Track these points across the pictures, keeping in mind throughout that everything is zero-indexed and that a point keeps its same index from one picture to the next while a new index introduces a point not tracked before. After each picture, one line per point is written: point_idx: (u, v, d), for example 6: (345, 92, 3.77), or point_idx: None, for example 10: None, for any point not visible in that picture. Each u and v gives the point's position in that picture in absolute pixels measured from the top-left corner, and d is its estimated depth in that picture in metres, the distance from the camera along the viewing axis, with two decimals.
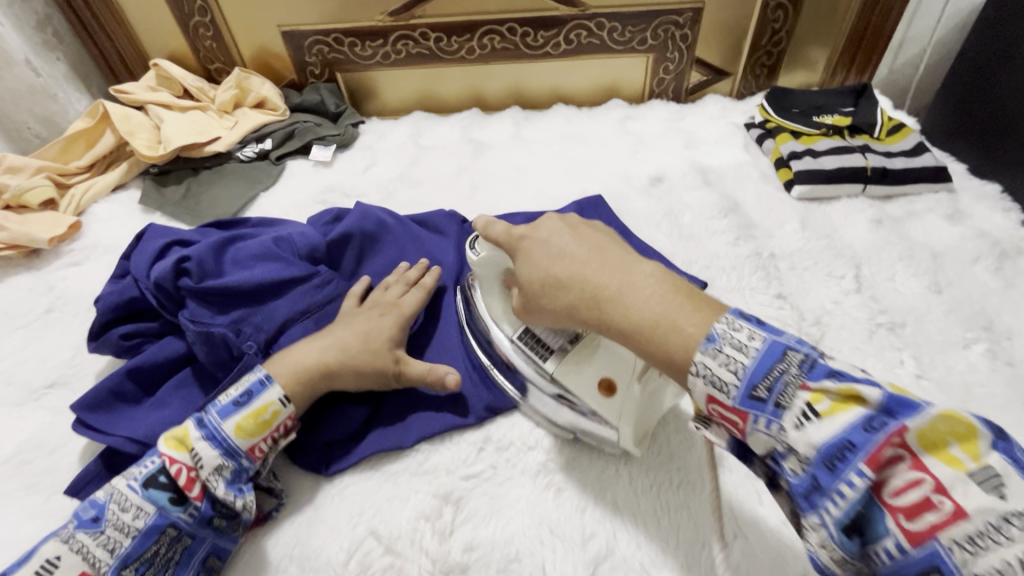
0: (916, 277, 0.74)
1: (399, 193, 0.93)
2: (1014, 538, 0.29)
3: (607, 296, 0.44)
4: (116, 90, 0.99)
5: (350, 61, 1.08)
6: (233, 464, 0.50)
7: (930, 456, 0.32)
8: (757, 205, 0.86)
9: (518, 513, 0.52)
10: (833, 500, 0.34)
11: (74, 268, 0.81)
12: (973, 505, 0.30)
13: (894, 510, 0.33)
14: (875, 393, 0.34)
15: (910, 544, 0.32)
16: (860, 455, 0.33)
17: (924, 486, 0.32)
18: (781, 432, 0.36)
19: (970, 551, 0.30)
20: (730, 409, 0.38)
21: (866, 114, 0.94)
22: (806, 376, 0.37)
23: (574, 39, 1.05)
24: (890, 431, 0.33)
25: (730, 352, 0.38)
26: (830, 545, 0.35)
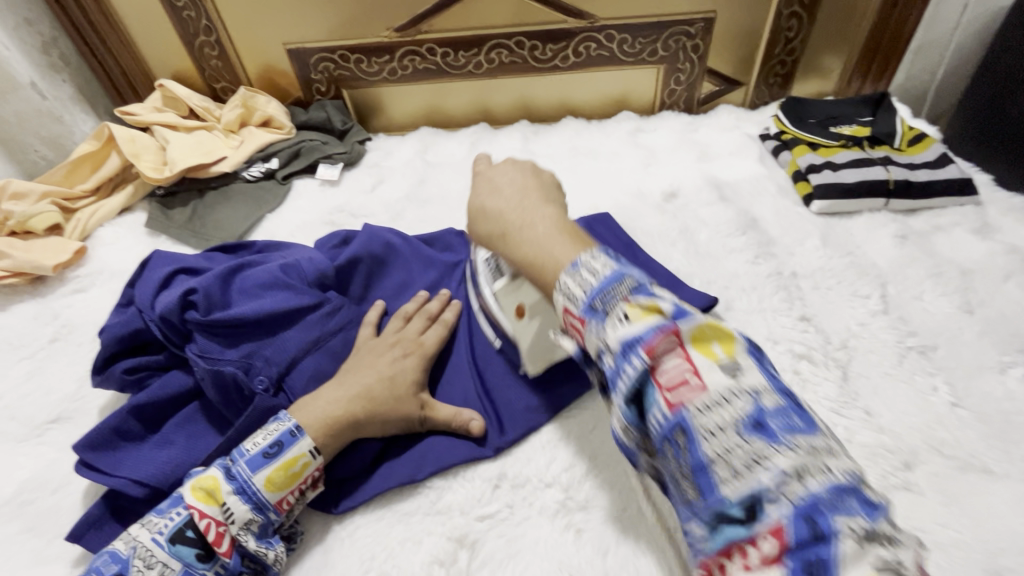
0: (946, 296, 0.71)
1: (408, 212, 0.91)
2: (741, 406, 0.33)
3: (512, 232, 0.49)
4: (122, 112, 0.98)
5: (356, 78, 1.06)
6: (261, 519, 0.49)
7: (701, 351, 0.36)
8: (775, 220, 0.84)
9: (536, 557, 0.50)
10: (623, 377, 0.36)
11: (79, 295, 0.80)
12: (717, 385, 0.34)
13: (774, 466, 0.32)
14: (670, 305, 0.37)
15: (670, 412, 0.34)
16: (644, 345, 0.36)
17: (690, 369, 0.35)
18: (605, 334, 0.38)
19: (712, 419, 0.33)
20: (576, 317, 0.40)
21: (886, 124, 0.91)
22: (632, 293, 0.39)
23: (583, 51, 1.03)
24: (672, 331, 0.36)
25: (585, 274, 0.41)
26: (626, 422, 0.37)
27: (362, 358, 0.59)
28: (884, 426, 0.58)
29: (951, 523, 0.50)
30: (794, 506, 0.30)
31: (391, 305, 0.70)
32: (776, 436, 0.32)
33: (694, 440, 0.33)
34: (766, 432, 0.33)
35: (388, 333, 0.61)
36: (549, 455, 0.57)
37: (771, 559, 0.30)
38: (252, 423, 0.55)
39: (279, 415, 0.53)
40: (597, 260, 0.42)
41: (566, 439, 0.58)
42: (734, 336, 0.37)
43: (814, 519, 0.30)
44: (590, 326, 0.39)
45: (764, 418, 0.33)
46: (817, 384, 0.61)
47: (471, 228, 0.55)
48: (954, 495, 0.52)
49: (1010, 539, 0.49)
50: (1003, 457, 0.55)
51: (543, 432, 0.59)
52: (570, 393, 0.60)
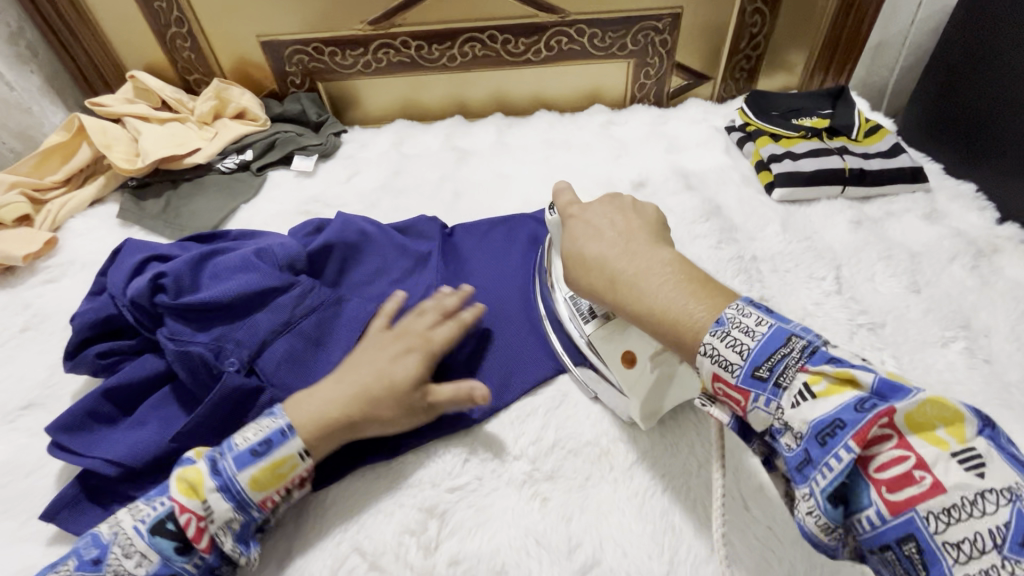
0: (895, 276, 0.75)
1: (383, 202, 0.92)
2: (1002, 515, 0.33)
3: (624, 280, 0.49)
4: (92, 103, 0.97)
5: (331, 70, 1.07)
6: (243, 517, 0.49)
7: (924, 438, 0.35)
8: (739, 208, 0.87)
9: (504, 525, 0.52)
10: (822, 473, 0.36)
11: (50, 285, 0.80)
12: (955, 486, 0.34)
13: (879, 485, 0.36)
14: (869, 376, 0.37)
15: (891, 515, 0.35)
16: (852, 433, 0.35)
17: (916, 463, 0.35)
18: (786, 412, 0.39)
19: (952, 529, 0.33)
20: (734, 390, 0.41)
21: (844, 115, 0.95)
22: (807, 360, 0.39)
23: (555, 45, 1.06)
24: (888, 410, 0.35)
25: (737, 333, 0.41)
26: (819, 517, 0.37)
27: (365, 351, 0.57)
28: None
29: None
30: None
31: (364, 289, 0.72)
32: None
33: (932, 554, 0.34)
34: None
35: (398, 326, 0.60)
36: (517, 430, 0.59)
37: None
38: (218, 406, 0.55)
39: (272, 410, 0.53)
40: (747, 315, 0.42)
41: (532, 415, 0.60)
42: (962, 416, 0.36)
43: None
44: (755, 396, 0.40)
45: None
46: None
47: (568, 276, 0.55)
48: None
49: None
50: None
51: (511, 408, 0.61)
52: (534, 373, 0.62)
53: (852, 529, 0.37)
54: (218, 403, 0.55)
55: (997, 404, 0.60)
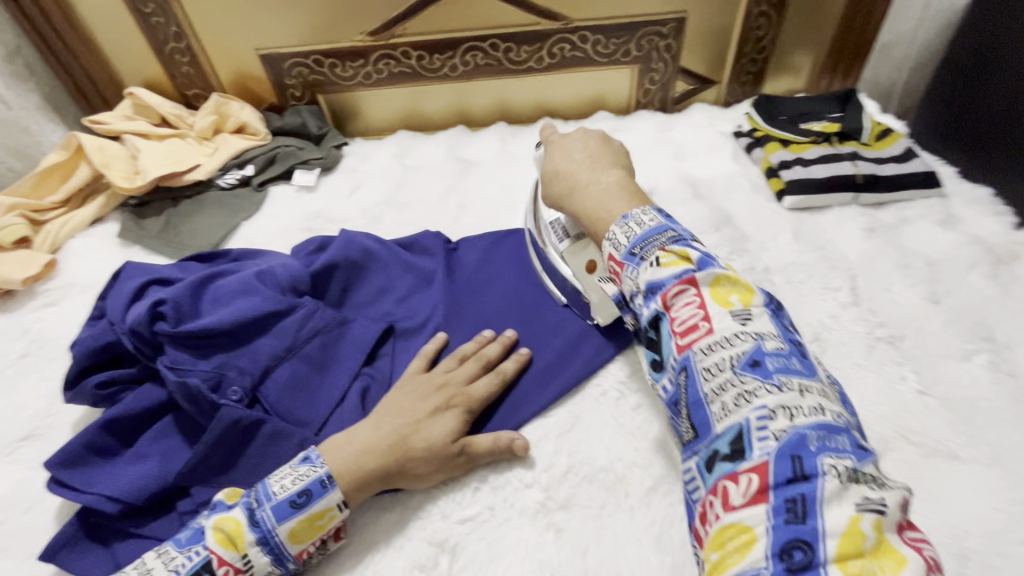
0: (913, 287, 0.73)
1: (386, 216, 0.91)
2: (743, 349, 0.44)
3: (578, 188, 0.63)
4: (90, 121, 0.96)
5: (331, 82, 1.06)
6: (279, 569, 0.48)
7: (716, 297, 0.47)
8: (749, 216, 0.85)
9: (517, 558, 0.50)
10: (642, 316, 0.49)
11: (49, 308, 0.79)
12: (724, 329, 0.45)
13: (677, 332, 0.46)
14: (697, 256, 0.48)
15: (679, 354, 0.46)
16: (661, 292, 0.48)
17: (701, 315, 0.46)
18: (638, 277, 0.50)
19: (712, 359, 0.44)
20: (616, 262, 0.52)
21: (854, 119, 0.93)
22: (668, 243, 0.50)
23: (557, 52, 1.04)
24: (692, 280, 0.47)
25: (632, 226, 0.53)
26: (646, 359, 0.50)
27: (403, 397, 0.56)
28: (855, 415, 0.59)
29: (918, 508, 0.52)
30: (780, 442, 0.39)
31: (367, 309, 0.70)
32: (769, 374, 0.43)
33: (694, 377, 0.45)
34: (758, 369, 0.43)
35: (438, 372, 0.59)
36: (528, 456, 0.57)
37: (756, 494, 0.38)
38: (220, 437, 0.54)
39: (310, 456, 0.51)
40: (647, 215, 0.54)
41: (544, 439, 0.58)
42: (752, 290, 0.47)
43: (798, 458, 0.38)
44: (626, 269, 0.51)
45: (761, 357, 0.43)
46: None
47: (543, 190, 0.68)
48: (922, 482, 0.54)
49: (975, 522, 0.51)
50: (968, 443, 0.57)
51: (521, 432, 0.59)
52: (548, 391, 0.61)
53: (697, 434, 0.44)
54: (223, 436, 0.54)
55: None
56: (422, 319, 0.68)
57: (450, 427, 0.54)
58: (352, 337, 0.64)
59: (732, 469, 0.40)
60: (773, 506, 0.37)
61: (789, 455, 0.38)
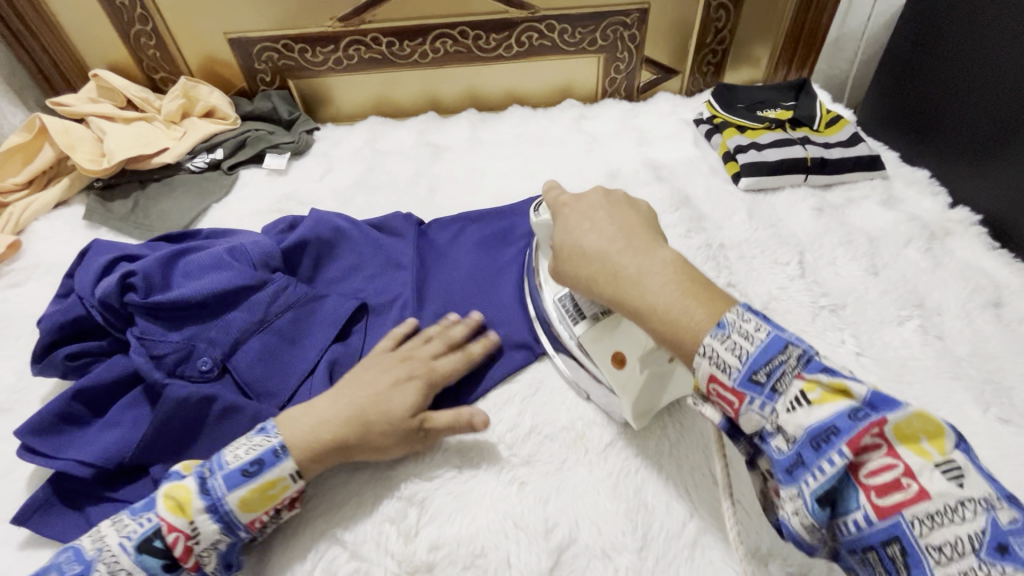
0: (855, 260, 0.78)
1: (357, 199, 0.92)
2: (978, 520, 0.33)
3: (625, 276, 0.49)
4: (53, 103, 0.95)
5: (302, 68, 1.07)
6: (230, 538, 0.49)
7: (910, 448, 0.36)
8: (707, 198, 0.89)
9: (483, 509, 0.53)
10: (811, 474, 0.38)
11: (14, 289, 0.78)
12: (941, 493, 0.34)
13: (869, 489, 0.36)
14: (862, 389, 0.39)
15: (879, 521, 0.36)
16: (845, 440, 0.37)
17: (902, 471, 0.36)
18: (775, 416, 0.40)
19: (940, 534, 0.34)
20: (728, 390, 0.42)
21: (806, 107, 0.99)
22: (801, 367, 0.41)
23: (526, 41, 1.07)
24: (877, 424, 0.37)
25: (738, 338, 0.42)
26: (805, 516, 0.38)
27: (364, 372, 0.58)
28: None
29: None
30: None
31: (338, 286, 0.72)
32: None
33: (917, 558, 0.34)
34: (1010, 555, 0.32)
35: (404, 348, 0.60)
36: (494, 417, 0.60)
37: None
38: (181, 403, 0.55)
39: (265, 428, 0.53)
40: (747, 320, 0.43)
41: (510, 402, 0.61)
42: (944, 429, 0.37)
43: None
44: (749, 400, 0.41)
45: (1007, 540, 0.33)
46: None
47: (566, 267, 0.55)
48: None
49: None
50: (898, 397, 0.62)
51: (487, 397, 0.62)
52: (506, 363, 0.63)
53: None
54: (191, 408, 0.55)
55: (949, 376, 0.63)
56: (393, 295, 0.70)
57: (411, 400, 0.55)
58: (322, 314, 0.65)
59: None
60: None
61: None
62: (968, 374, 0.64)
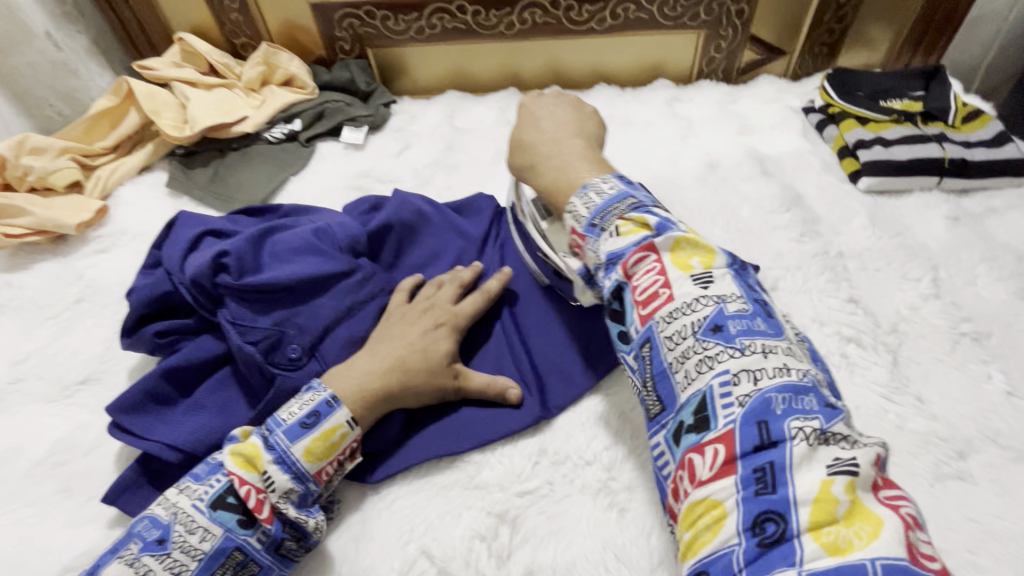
0: (1000, 281, 0.68)
1: (436, 178, 0.88)
2: (706, 310, 0.44)
3: (542, 164, 0.59)
4: (140, 67, 0.94)
5: (382, 36, 1.02)
6: (301, 489, 0.48)
7: (677, 261, 0.46)
8: (820, 197, 0.80)
9: (579, 535, 0.48)
10: (607, 283, 0.48)
11: (101, 255, 0.78)
12: (684, 295, 0.45)
13: (638, 301, 0.46)
14: (655, 221, 0.48)
15: (641, 327, 0.46)
16: (621, 261, 0.47)
17: (662, 280, 0.46)
18: (598, 247, 0.50)
19: (673, 328, 0.44)
20: (578, 235, 0.52)
21: (938, 99, 0.87)
22: (626, 211, 0.50)
23: (621, 13, 0.98)
24: (652, 246, 0.47)
25: (592, 196, 0.52)
26: (613, 336, 0.49)
27: (398, 327, 0.57)
28: (936, 413, 0.56)
29: (1005, 514, 0.49)
30: (745, 409, 0.39)
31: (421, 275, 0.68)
32: (732, 338, 0.42)
33: (657, 351, 0.44)
34: (722, 334, 0.42)
35: (421, 298, 0.60)
36: (589, 433, 0.55)
37: (725, 464, 0.38)
38: (273, 404, 0.55)
39: (313, 384, 0.52)
40: (605, 184, 0.53)
41: (606, 416, 0.56)
42: (714, 252, 0.48)
43: (763, 424, 0.38)
44: (589, 241, 0.51)
45: (724, 322, 0.43)
46: (866, 368, 0.59)
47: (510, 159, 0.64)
48: (1009, 485, 0.51)
49: None
50: None
51: (582, 407, 0.57)
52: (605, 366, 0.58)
53: (663, 405, 0.44)
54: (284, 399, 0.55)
55: None
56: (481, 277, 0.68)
57: (445, 347, 0.56)
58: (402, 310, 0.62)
59: (698, 442, 0.40)
60: (744, 477, 0.37)
61: (756, 421, 0.38)
62: None
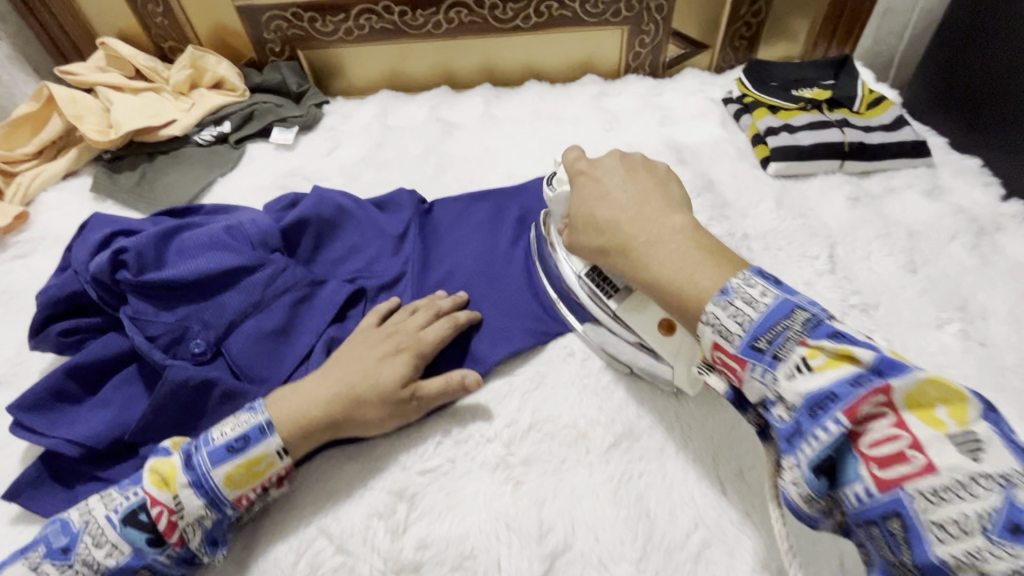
0: (892, 255, 0.72)
1: (364, 176, 0.89)
2: (989, 494, 0.30)
3: (636, 247, 0.47)
4: (62, 72, 0.94)
5: (312, 38, 1.03)
6: (216, 514, 0.47)
7: (920, 416, 0.33)
8: (732, 183, 0.83)
9: (475, 508, 0.50)
10: (808, 443, 0.35)
11: (20, 260, 0.77)
12: (947, 466, 0.31)
13: (868, 460, 0.33)
14: (869, 353, 0.35)
15: (879, 492, 0.33)
16: (840, 406, 0.34)
17: (898, 437, 0.33)
18: (775, 381, 0.38)
19: (941, 512, 0.31)
20: (729, 356, 0.40)
21: (847, 87, 0.91)
22: (807, 331, 0.38)
23: (545, 11, 1.01)
24: (880, 390, 0.34)
25: (742, 305, 0.39)
26: (803, 488, 0.36)
27: (353, 348, 0.56)
28: None
29: None
30: None
31: (338, 267, 0.69)
32: None
33: (917, 531, 0.31)
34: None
35: (388, 323, 0.59)
36: (491, 412, 0.57)
37: None
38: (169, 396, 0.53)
39: (252, 406, 0.52)
40: (753, 285, 0.40)
41: (510, 395, 0.58)
42: (965, 396, 0.33)
43: None
44: (750, 366, 0.39)
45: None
46: None
47: (573, 236, 0.54)
48: None
49: None
50: None
51: (489, 389, 0.59)
52: (507, 348, 0.60)
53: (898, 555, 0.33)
54: (180, 399, 0.54)
55: (991, 388, 0.58)
56: (395, 273, 0.69)
57: (399, 372, 0.54)
58: (318, 300, 0.63)
59: None
60: None
61: None
62: (1012, 386, 0.58)
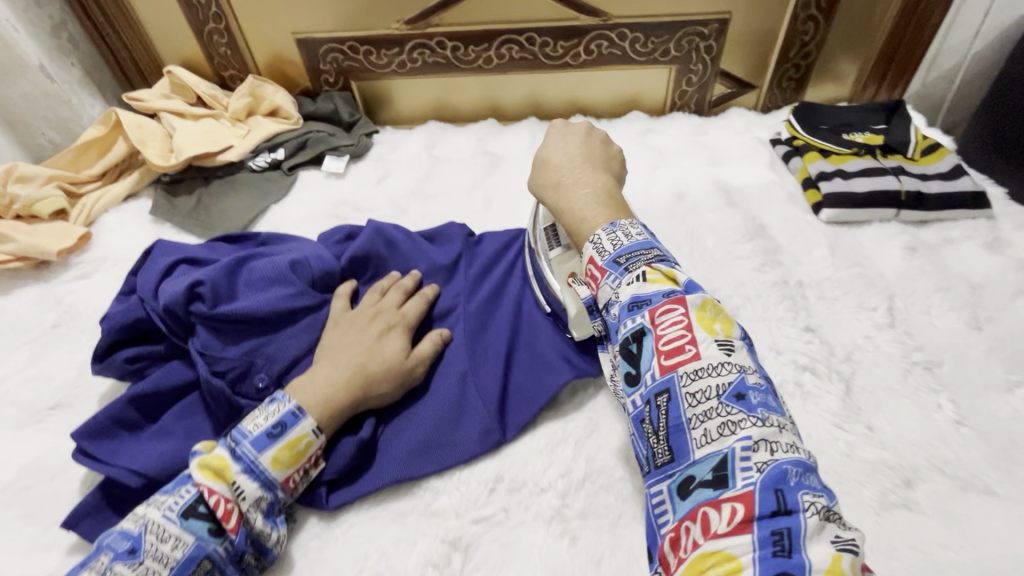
0: (953, 311, 0.70)
1: (413, 208, 0.91)
2: (729, 377, 0.40)
3: (565, 185, 0.58)
4: (129, 98, 0.97)
5: (365, 70, 1.06)
6: (270, 497, 0.51)
7: (703, 322, 0.42)
8: (784, 227, 0.83)
9: (529, 562, 0.50)
10: (625, 331, 0.44)
11: (82, 280, 0.80)
12: (710, 355, 0.41)
13: (660, 352, 0.42)
14: (684, 277, 0.45)
15: (660, 376, 0.41)
16: (648, 308, 0.43)
17: (689, 337, 0.41)
18: (618, 287, 0.46)
19: (697, 386, 0.40)
20: (597, 267, 0.48)
21: (901, 132, 0.90)
22: (654, 260, 0.46)
23: (595, 49, 1.02)
24: (681, 299, 0.43)
25: (620, 234, 0.49)
26: (626, 379, 0.44)
27: (345, 334, 0.60)
28: (886, 442, 0.57)
29: (948, 543, 0.50)
30: (762, 476, 0.35)
31: None
32: (753, 408, 0.38)
33: (676, 402, 0.40)
34: (744, 401, 0.39)
35: (367, 305, 0.63)
36: (545, 459, 0.56)
37: (741, 521, 0.34)
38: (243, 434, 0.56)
39: (276, 396, 0.54)
40: (634, 227, 0.50)
41: (562, 444, 0.57)
42: (733, 320, 0.43)
43: (780, 491, 0.34)
44: (608, 277, 0.47)
45: (745, 391, 0.39)
46: (820, 397, 0.61)
47: (528, 176, 0.63)
48: (951, 514, 0.52)
49: (1009, 562, 0.49)
50: (1006, 479, 0.55)
51: (540, 435, 0.58)
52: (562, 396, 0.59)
53: (671, 458, 0.40)
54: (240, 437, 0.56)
55: None
56: (446, 306, 0.67)
57: (398, 347, 0.60)
58: None
59: (714, 495, 0.36)
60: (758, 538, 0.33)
61: (773, 489, 0.35)
62: None
